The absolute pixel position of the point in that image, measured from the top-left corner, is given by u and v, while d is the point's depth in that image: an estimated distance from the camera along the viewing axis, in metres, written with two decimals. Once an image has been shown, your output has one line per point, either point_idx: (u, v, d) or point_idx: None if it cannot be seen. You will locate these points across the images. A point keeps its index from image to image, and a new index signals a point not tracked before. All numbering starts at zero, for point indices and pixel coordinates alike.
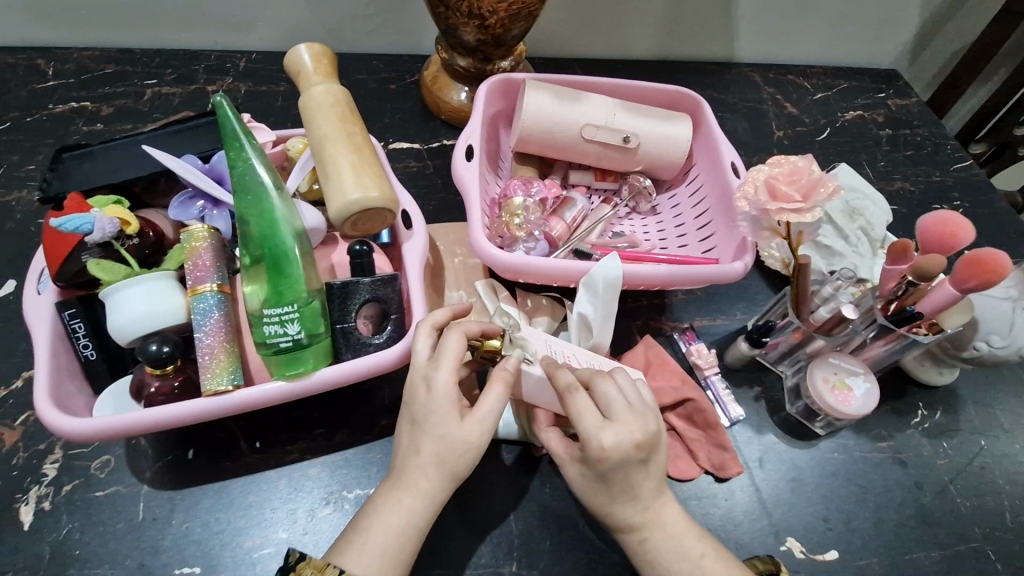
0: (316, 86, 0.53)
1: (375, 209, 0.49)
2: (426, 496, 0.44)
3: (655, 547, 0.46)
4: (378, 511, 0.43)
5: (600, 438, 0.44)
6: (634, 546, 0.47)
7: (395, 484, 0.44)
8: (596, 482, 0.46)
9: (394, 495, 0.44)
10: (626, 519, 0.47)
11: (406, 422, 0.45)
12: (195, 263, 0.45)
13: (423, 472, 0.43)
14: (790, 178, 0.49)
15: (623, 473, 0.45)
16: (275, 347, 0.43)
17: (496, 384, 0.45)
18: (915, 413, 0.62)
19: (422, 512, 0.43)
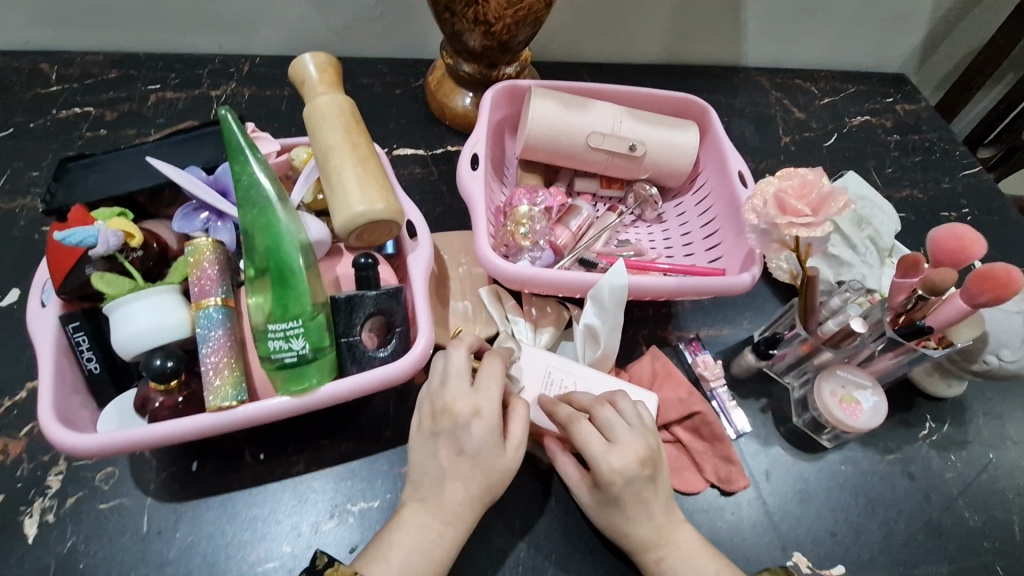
0: (321, 96, 0.52)
1: (380, 221, 0.49)
2: (464, 524, 0.46)
3: (673, 567, 0.47)
4: (415, 536, 0.45)
5: (608, 460, 0.46)
6: (650, 566, 0.47)
7: (433, 508, 0.46)
8: (613, 502, 0.47)
9: (432, 525, 0.45)
10: (636, 538, 0.48)
11: (449, 448, 0.47)
12: (199, 276, 0.45)
13: (464, 500, 0.46)
14: (799, 191, 0.48)
15: (639, 493, 0.47)
16: (281, 363, 0.43)
17: (518, 407, 0.49)
18: (923, 425, 0.62)
19: (457, 539, 0.45)
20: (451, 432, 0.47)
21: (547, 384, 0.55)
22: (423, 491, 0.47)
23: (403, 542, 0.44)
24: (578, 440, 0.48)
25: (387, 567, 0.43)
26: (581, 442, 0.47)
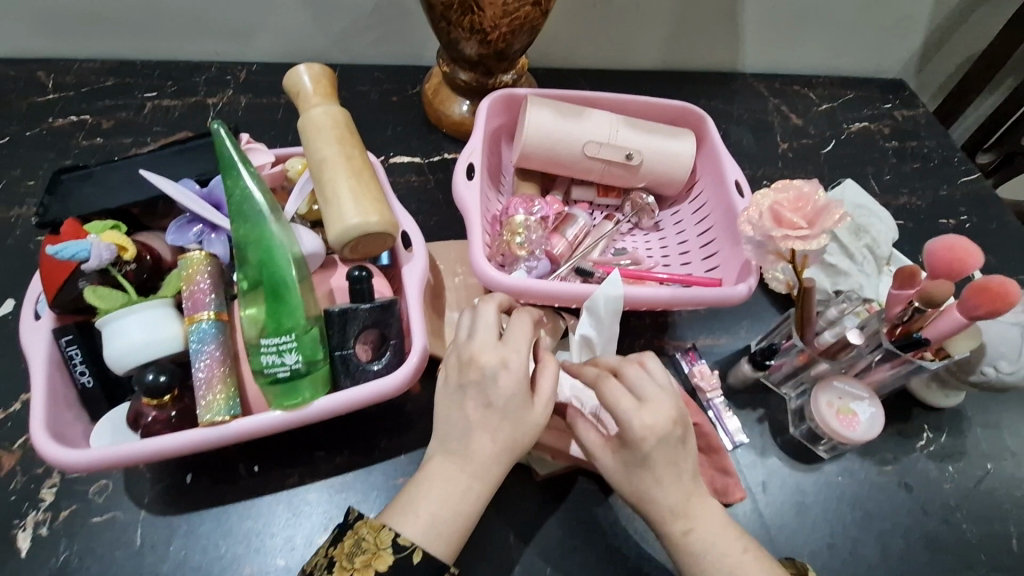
0: (315, 108, 0.52)
1: (374, 233, 0.49)
2: (493, 478, 0.45)
3: (701, 539, 0.45)
4: (443, 489, 0.44)
5: (640, 417, 0.44)
6: (678, 538, 0.45)
7: (460, 461, 0.44)
8: (639, 463, 0.45)
9: (461, 478, 0.44)
10: (661, 502, 0.45)
11: (475, 401, 0.45)
12: (193, 289, 0.45)
13: (492, 454, 0.45)
14: (795, 204, 0.48)
15: (669, 455, 0.45)
16: (274, 377, 0.43)
17: (548, 361, 0.48)
18: (921, 436, 0.62)
19: (485, 492, 0.44)
20: (477, 386, 0.45)
21: None
22: (450, 444, 0.45)
23: (429, 495, 0.44)
24: (607, 398, 0.45)
25: (415, 520, 0.43)
26: (609, 399, 0.45)
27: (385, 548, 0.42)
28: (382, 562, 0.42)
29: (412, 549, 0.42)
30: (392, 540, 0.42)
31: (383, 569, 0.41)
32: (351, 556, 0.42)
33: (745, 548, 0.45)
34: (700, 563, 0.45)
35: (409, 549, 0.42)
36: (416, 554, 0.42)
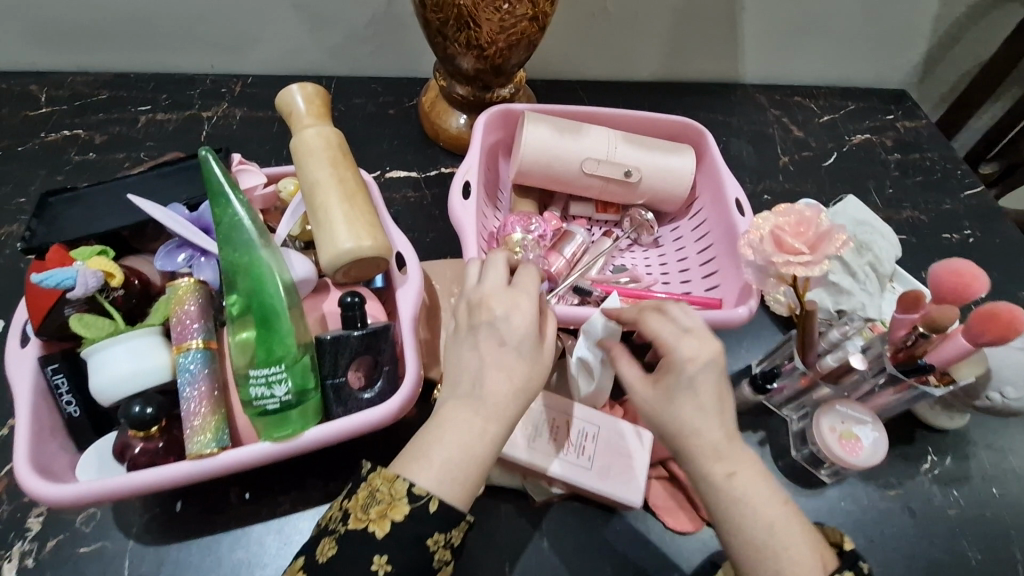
0: (307, 129, 0.51)
1: (367, 258, 0.48)
2: (507, 421, 0.43)
3: (743, 484, 0.42)
4: (457, 434, 0.42)
5: (685, 343, 0.45)
6: (721, 481, 0.42)
7: (476, 404, 0.43)
8: (676, 396, 0.44)
9: (474, 420, 0.42)
10: (699, 438, 0.43)
11: (492, 340, 0.45)
12: (180, 318, 0.44)
13: (507, 395, 0.43)
14: (796, 228, 0.47)
15: (711, 387, 0.44)
16: (263, 409, 0.42)
17: (548, 315, 0.49)
18: (925, 459, 0.60)
19: (498, 435, 0.43)
20: (490, 326, 0.45)
21: (537, 423, 0.52)
22: (465, 388, 0.44)
23: (444, 439, 0.41)
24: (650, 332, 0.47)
25: (430, 467, 0.41)
26: (653, 330, 0.47)
27: (401, 498, 0.40)
28: (398, 512, 0.40)
29: (427, 498, 0.40)
30: (407, 490, 0.40)
31: (399, 520, 0.39)
32: (366, 507, 0.40)
33: (784, 501, 0.42)
34: (740, 513, 0.41)
35: (425, 497, 0.40)
36: (432, 504, 0.40)
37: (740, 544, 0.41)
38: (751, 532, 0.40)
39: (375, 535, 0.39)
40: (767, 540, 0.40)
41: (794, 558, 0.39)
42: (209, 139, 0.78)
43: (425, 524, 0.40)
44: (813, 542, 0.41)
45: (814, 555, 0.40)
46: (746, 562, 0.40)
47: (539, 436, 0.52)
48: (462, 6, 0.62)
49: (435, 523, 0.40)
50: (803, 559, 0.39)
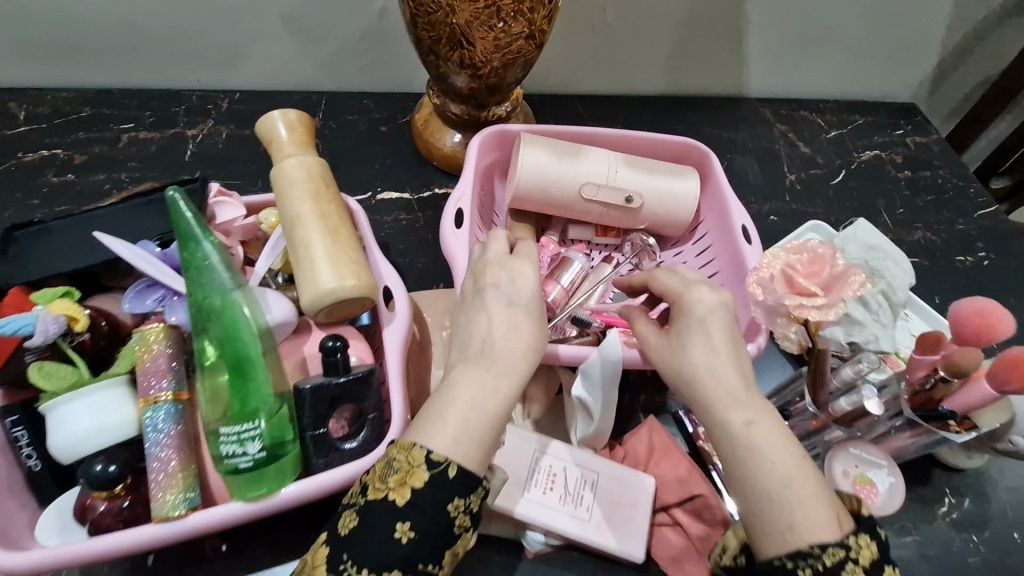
0: (288, 159, 0.48)
1: (351, 298, 0.45)
2: (520, 377, 0.42)
3: (763, 433, 0.39)
4: (469, 394, 0.40)
5: (698, 289, 0.45)
6: (741, 430, 0.39)
7: (487, 361, 0.42)
8: (690, 342, 0.43)
9: (486, 378, 0.41)
10: (717, 385, 0.41)
11: (501, 299, 0.45)
12: (147, 368, 0.41)
13: (519, 351, 0.43)
14: (809, 268, 0.44)
15: (723, 326, 0.43)
16: (234, 468, 0.39)
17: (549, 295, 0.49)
18: (942, 501, 0.57)
19: (510, 390, 0.41)
20: (496, 288, 0.46)
21: (533, 472, 0.49)
22: (475, 348, 0.43)
23: (457, 397, 0.40)
24: (664, 285, 0.48)
25: (441, 433, 0.38)
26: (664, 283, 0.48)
27: (419, 465, 0.38)
28: (417, 480, 0.37)
29: (447, 464, 0.37)
30: (425, 456, 0.38)
31: (419, 487, 0.37)
32: (384, 477, 0.38)
33: (803, 451, 0.39)
34: (759, 461, 0.38)
35: (444, 463, 0.37)
36: (452, 470, 0.38)
37: (757, 498, 0.37)
38: (767, 487, 0.37)
39: (394, 504, 0.37)
40: (784, 493, 0.36)
41: (812, 512, 0.36)
42: (193, 159, 0.75)
43: (444, 490, 0.37)
44: (833, 496, 0.37)
45: (835, 510, 0.36)
46: (761, 519, 0.37)
47: (535, 486, 0.48)
48: (454, 24, 0.59)
49: (455, 489, 0.38)
50: (823, 513, 0.36)
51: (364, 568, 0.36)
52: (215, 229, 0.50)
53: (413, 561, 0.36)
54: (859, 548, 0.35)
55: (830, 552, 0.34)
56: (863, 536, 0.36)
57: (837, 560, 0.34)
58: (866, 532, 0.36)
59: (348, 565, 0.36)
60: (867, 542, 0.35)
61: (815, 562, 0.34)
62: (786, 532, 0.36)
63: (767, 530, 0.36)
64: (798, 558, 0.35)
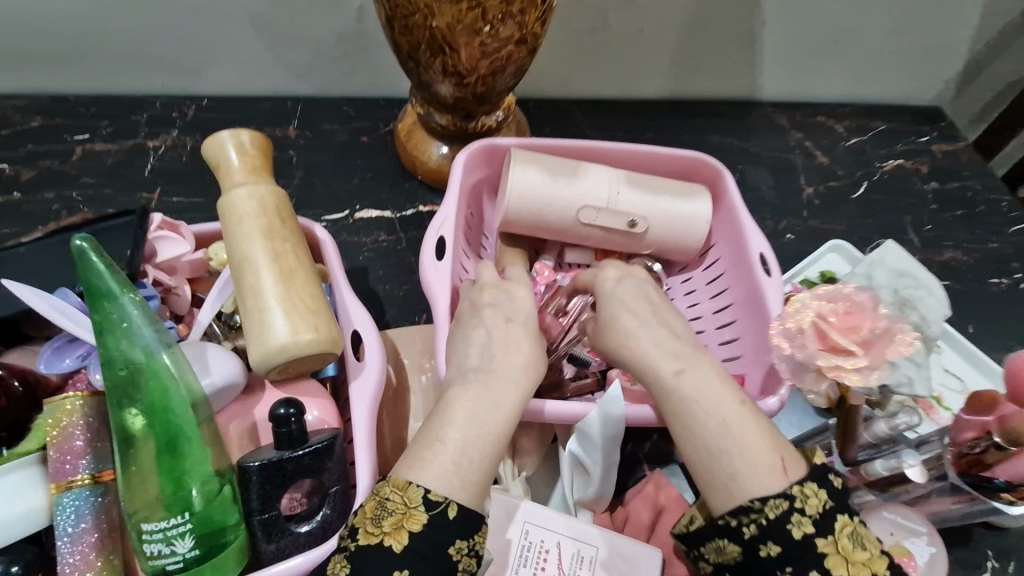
0: (238, 189, 0.42)
1: (309, 355, 0.39)
2: (521, 397, 0.39)
3: (694, 381, 0.41)
4: (469, 412, 0.37)
5: (603, 272, 0.49)
6: (671, 382, 0.41)
7: (486, 378, 0.38)
8: (614, 314, 0.46)
9: (487, 396, 0.38)
10: (648, 354, 0.43)
11: (499, 315, 0.42)
12: (62, 448, 0.34)
13: (520, 368, 0.40)
14: (846, 321, 0.38)
15: (633, 299, 0.47)
16: (162, 569, 0.33)
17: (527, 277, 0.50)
18: (985, 566, 0.50)
19: (513, 408, 0.38)
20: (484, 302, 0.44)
21: (521, 550, 0.42)
22: (473, 363, 0.40)
23: (455, 418, 0.37)
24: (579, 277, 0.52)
25: (440, 460, 0.35)
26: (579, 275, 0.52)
27: (418, 506, 0.34)
28: (416, 522, 0.33)
29: (446, 504, 0.34)
30: (423, 497, 0.34)
31: (419, 531, 0.33)
32: (377, 520, 0.34)
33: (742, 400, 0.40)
34: (691, 412, 0.40)
35: (444, 503, 0.34)
36: (452, 510, 0.34)
37: (697, 451, 0.39)
38: (705, 439, 0.39)
39: (392, 551, 0.33)
40: (722, 444, 0.39)
41: (753, 463, 0.38)
42: (153, 174, 0.68)
43: (445, 532, 0.33)
44: (775, 442, 0.39)
45: (775, 456, 0.38)
46: (705, 469, 0.39)
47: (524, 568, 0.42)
48: (435, 28, 0.52)
49: (456, 530, 0.34)
50: (760, 460, 0.38)
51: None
52: (156, 268, 0.43)
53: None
54: (805, 497, 0.37)
55: (773, 504, 0.36)
56: (810, 485, 0.37)
57: (780, 511, 0.36)
58: (813, 480, 0.37)
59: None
60: (816, 491, 0.37)
61: (758, 517, 0.37)
62: (727, 482, 0.38)
63: (713, 484, 0.39)
64: (740, 515, 0.37)
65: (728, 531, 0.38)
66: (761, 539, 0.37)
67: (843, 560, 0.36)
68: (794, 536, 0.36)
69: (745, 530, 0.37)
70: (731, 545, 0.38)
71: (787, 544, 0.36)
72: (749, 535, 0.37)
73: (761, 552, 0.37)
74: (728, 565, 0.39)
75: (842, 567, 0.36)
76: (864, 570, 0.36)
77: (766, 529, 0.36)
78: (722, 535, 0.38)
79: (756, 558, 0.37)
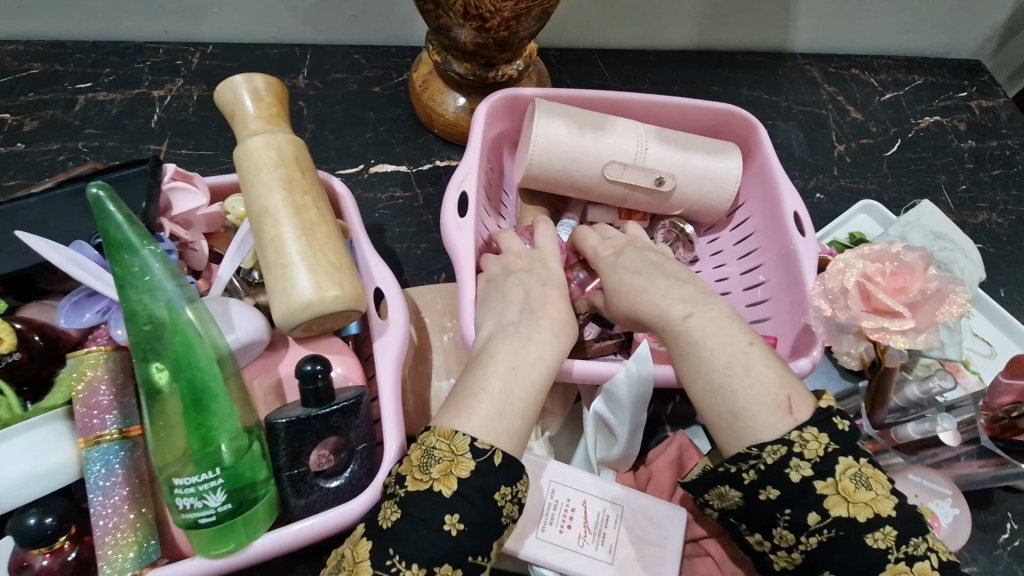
0: (253, 135, 0.40)
1: (332, 312, 0.37)
2: (555, 353, 0.39)
3: (700, 326, 0.40)
4: (510, 364, 0.37)
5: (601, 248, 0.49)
6: (678, 324, 0.41)
7: (521, 335, 0.39)
8: (620, 282, 0.46)
9: (526, 350, 0.38)
10: (665, 307, 0.42)
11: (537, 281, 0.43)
12: (88, 404, 0.34)
13: (553, 331, 0.40)
14: (893, 281, 0.37)
15: (639, 264, 0.46)
16: (195, 523, 0.33)
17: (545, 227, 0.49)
18: (1004, 528, 0.50)
19: (552, 360, 0.38)
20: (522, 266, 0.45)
21: (549, 508, 0.42)
22: (513, 318, 0.40)
23: (492, 372, 0.36)
24: (581, 243, 0.51)
25: (481, 408, 0.35)
26: (580, 239, 0.52)
27: (464, 453, 0.33)
28: (464, 468, 0.33)
29: (493, 451, 0.33)
30: (471, 444, 0.33)
31: (467, 477, 0.33)
32: (424, 466, 0.33)
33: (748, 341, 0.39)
34: (698, 355, 0.39)
35: (490, 451, 0.33)
36: (498, 457, 0.34)
37: (702, 389, 0.39)
38: (708, 381, 0.38)
39: (441, 497, 0.32)
40: (727, 384, 0.38)
41: (758, 401, 0.37)
42: (160, 125, 0.65)
43: (492, 478, 0.33)
44: (781, 381, 0.37)
45: (780, 395, 0.37)
46: (709, 410, 0.38)
47: (551, 528, 0.42)
48: None
49: (502, 476, 0.33)
50: (764, 400, 0.36)
51: (414, 562, 0.31)
52: (172, 221, 0.42)
53: (463, 555, 0.32)
54: (804, 442, 0.35)
55: (770, 449, 0.35)
56: (811, 428, 0.35)
57: (779, 457, 0.35)
58: (814, 424, 0.35)
59: (396, 559, 0.31)
60: (816, 434, 0.35)
61: (757, 463, 0.36)
62: (731, 421, 0.37)
63: (717, 424, 0.38)
64: (740, 461, 0.36)
65: (728, 476, 0.37)
66: (762, 483, 0.35)
67: (843, 500, 0.34)
68: (793, 479, 0.35)
69: (745, 475, 0.36)
70: (732, 490, 0.37)
71: (786, 488, 0.35)
72: (749, 480, 0.36)
73: (760, 496, 0.36)
74: (730, 510, 0.38)
75: (842, 507, 0.34)
76: (867, 510, 0.34)
77: (765, 474, 0.35)
78: (721, 481, 0.38)
79: (756, 503, 0.36)
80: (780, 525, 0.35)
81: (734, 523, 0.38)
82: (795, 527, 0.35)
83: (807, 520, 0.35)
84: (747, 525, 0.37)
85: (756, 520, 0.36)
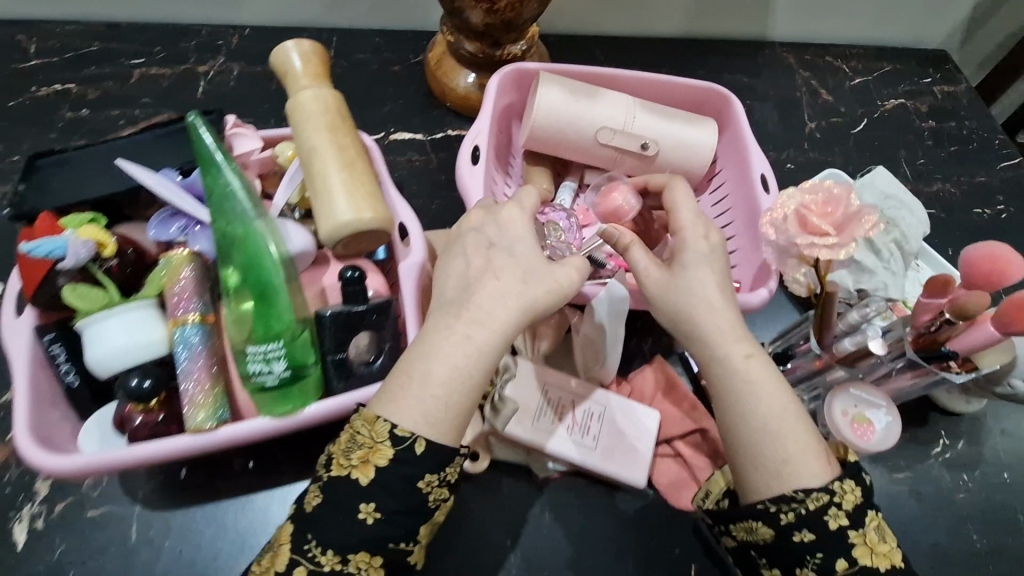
0: (304, 91, 0.48)
1: (368, 231, 0.46)
2: (496, 330, 0.41)
3: (758, 368, 0.42)
4: (449, 365, 0.39)
5: (702, 234, 0.47)
6: (737, 361, 0.42)
7: (457, 312, 0.41)
8: (702, 287, 0.44)
9: (457, 328, 0.41)
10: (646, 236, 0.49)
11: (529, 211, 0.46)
12: (178, 289, 0.43)
13: (496, 305, 0.41)
14: (823, 207, 0.46)
15: None
16: (262, 385, 0.41)
17: (530, 191, 0.48)
18: (936, 442, 0.59)
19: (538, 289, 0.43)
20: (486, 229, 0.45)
21: (542, 403, 0.51)
22: (451, 296, 0.43)
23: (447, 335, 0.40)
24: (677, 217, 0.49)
25: (408, 396, 0.39)
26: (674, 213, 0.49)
27: (383, 442, 0.38)
28: (381, 456, 0.38)
29: (414, 440, 0.38)
30: (389, 433, 0.38)
31: (383, 465, 0.38)
32: (348, 453, 0.39)
33: (793, 400, 0.42)
34: (755, 398, 0.41)
35: (410, 440, 0.38)
36: (418, 446, 0.38)
37: (737, 415, 0.41)
38: (758, 424, 0.41)
39: (359, 484, 0.38)
40: (777, 427, 0.40)
41: (804, 450, 0.40)
42: (204, 96, 0.74)
43: (411, 466, 0.38)
44: (817, 437, 0.41)
45: (819, 449, 0.40)
46: (760, 450, 0.40)
47: (544, 417, 0.51)
48: None
49: (425, 464, 0.38)
50: (810, 452, 0.40)
51: (329, 550, 0.37)
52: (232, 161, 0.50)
53: (383, 541, 0.38)
54: (844, 493, 0.39)
55: (815, 497, 0.38)
56: (849, 481, 0.40)
57: (821, 504, 0.38)
58: (852, 478, 0.40)
59: (313, 546, 0.38)
60: (852, 487, 0.39)
61: (799, 506, 0.38)
62: (779, 465, 0.40)
63: (765, 463, 0.40)
64: (782, 502, 0.39)
65: (765, 514, 0.39)
66: (799, 526, 0.39)
67: (869, 550, 0.39)
68: (831, 526, 0.38)
69: (783, 516, 0.39)
70: (763, 526, 0.40)
71: (820, 533, 0.38)
72: (786, 521, 0.39)
73: (795, 537, 0.39)
74: (753, 543, 0.41)
75: (867, 556, 0.39)
76: (885, 561, 0.39)
77: (804, 518, 0.38)
78: (756, 517, 0.40)
79: (786, 541, 0.39)
80: (807, 566, 0.39)
81: (752, 553, 0.42)
82: (822, 569, 0.39)
83: (836, 564, 0.39)
84: (768, 558, 0.40)
85: (782, 556, 0.40)
